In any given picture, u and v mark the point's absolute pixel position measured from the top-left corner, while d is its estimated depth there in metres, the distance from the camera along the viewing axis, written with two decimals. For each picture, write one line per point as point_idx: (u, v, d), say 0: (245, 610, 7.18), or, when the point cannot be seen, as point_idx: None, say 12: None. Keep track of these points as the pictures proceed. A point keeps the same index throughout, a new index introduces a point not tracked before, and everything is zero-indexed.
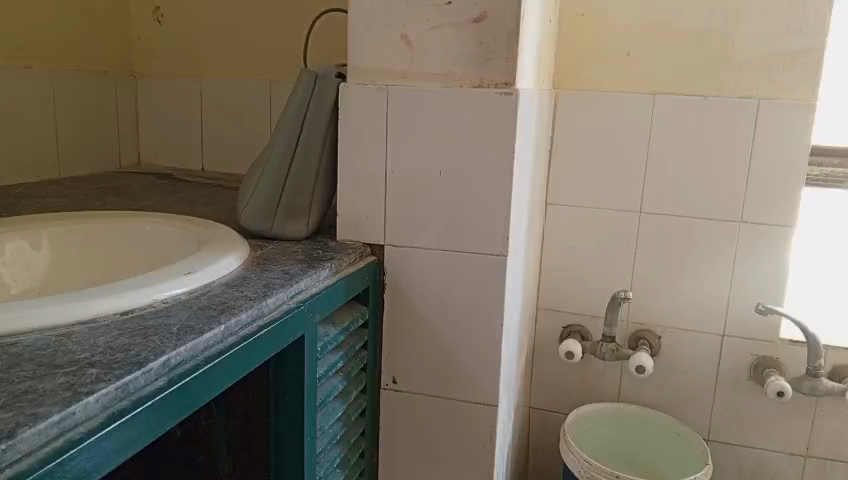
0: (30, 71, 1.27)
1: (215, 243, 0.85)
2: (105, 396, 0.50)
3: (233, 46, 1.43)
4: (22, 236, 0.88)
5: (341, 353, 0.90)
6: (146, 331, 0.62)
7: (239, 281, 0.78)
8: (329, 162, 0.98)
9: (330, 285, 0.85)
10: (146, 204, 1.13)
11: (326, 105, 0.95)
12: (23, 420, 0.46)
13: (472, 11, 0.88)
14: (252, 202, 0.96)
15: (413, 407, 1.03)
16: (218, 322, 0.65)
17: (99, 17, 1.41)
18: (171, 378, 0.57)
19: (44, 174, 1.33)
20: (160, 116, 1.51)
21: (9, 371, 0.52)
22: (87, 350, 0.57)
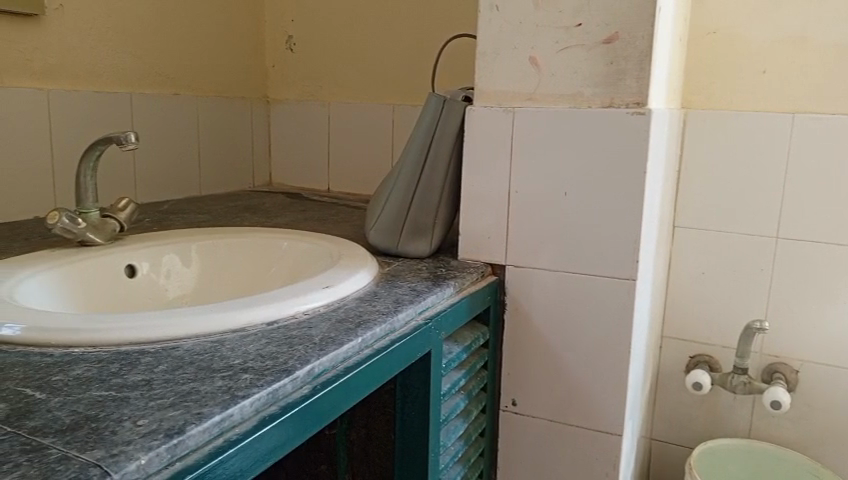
0: (179, 97, 1.39)
1: (347, 259, 0.89)
2: (259, 401, 0.54)
3: (360, 71, 1.50)
4: (175, 248, 0.96)
5: (463, 371, 0.91)
6: (292, 341, 0.65)
7: (371, 297, 0.81)
8: (453, 182, 0.99)
9: (455, 302, 0.87)
10: (280, 222, 1.20)
11: (452, 127, 0.97)
12: (190, 418, 0.50)
13: (603, 32, 0.87)
14: (380, 221, 0.99)
15: (534, 431, 1.02)
16: (355, 334, 0.68)
17: (239, 47, 1.53)
18: (314, 387, 0.60)
19: (188, 192, 1.44)
20: (291, 139, 1.60)
21: (174, 372, 0.57)
22: (240, 356, 0.61)
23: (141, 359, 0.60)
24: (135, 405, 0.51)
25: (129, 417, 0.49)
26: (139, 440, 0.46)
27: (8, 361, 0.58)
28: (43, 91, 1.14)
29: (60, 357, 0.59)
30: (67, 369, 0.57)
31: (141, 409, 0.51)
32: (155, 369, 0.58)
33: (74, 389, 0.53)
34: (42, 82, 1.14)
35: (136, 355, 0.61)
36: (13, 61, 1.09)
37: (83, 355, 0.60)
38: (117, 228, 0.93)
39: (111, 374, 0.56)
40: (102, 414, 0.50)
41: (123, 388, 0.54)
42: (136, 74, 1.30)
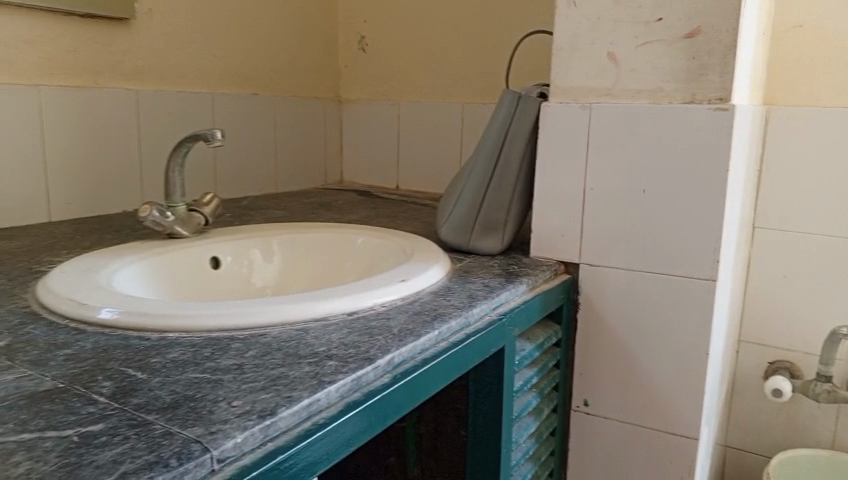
0: (257, 97, 1.44)
1: (420, 255, 0.90)
2: (344, 387, 0.56)
3: (431, 70, 1.51)
4: (256, 242, 0.99)
5: (536, 369, 0.91)
6: (372, 331, 0.67)
7: (446, 291, 0.81)
8: (526, 179, 0.99)
9: (529, 299, 0.87)
10: (353, 219, 1.22)
11: (526, 124, 0.97)
12: (281, 401, 0.52)
13: (685, 27, 0.85)
14: (452, 217, 0.99)
15: (606, 432, 1.01)
16: (433, 326, 0.69)
17: (313, 49, 1.57)
18: (394, 376, 0.61)
19: (264, 189, 1.48)
20: (362, 138, 1.63)
21: (263, 357, 0.60)
22: (323, 344, 0.63)
23: (232, 344, 0.63)
24: (229, 387, 0.54)
25: (224, 398, 0.52)
26: (235, 420, 0.49)
27: (109, 343, 0.62)
28: (133, 92, 1.20)
29: (156, 341, 0.63)
30: (164, 352, 0.60)
31: (235, 390, 0.53)
32: (246, 354, 0.60)
33: (172, 370, 0.56)
34: (131, 83, 1.20)
35: (226, 341, 0.63)
36: (106, 62, 1.16)
37: (177, 340, 0.63)
38: (202, 221, 0.97)
39: (205, 358, 0.59)
40: (199, 394, 0.52)
41: (217, 370, 0.57)
42: (217, 75, 1.35)
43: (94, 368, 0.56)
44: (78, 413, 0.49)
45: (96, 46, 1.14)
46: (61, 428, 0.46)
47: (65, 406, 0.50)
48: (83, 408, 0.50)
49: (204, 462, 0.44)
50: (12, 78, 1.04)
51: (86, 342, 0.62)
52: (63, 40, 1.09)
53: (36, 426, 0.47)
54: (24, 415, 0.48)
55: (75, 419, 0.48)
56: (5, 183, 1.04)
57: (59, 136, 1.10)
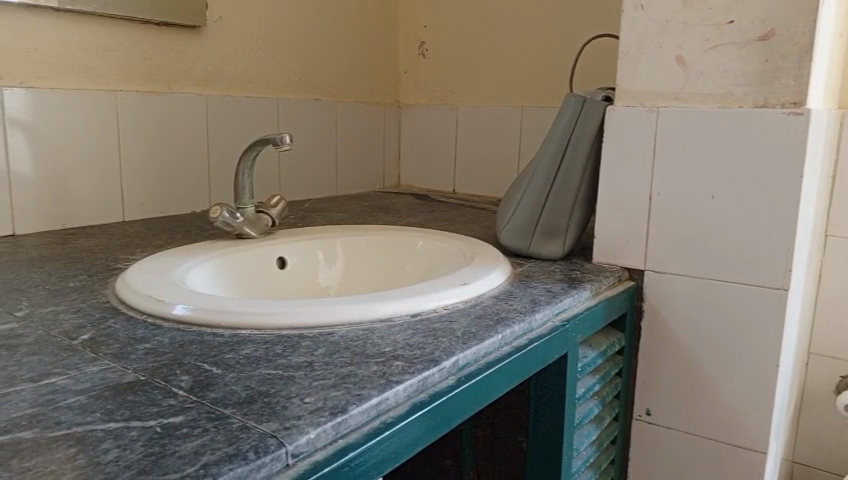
0: (320, 102, 1.47)
1: (481, 258, 0.90)
2: (411, 387, 0.57)
3: (490, 75, 1.51)
4: (320, 244, 1.01)
5: (599, 377, 0.89)
6: (436, 332, 0.68)
7: (508, 295, 0.81)
8: (590, 184, 0.98)
9: (593, 305, 0.85)
10: (412, 222, 1.23)
11: (591, 127, 0.96)
12: (351, 399, 0.53)
13: (758, 29, 0.83)
14: (512, 220, 0.98)
15: (669, 443, 0.99)
16: (497, 329, 0.69)
17: (374, 54, 1.59)
18: (459, 378, 0.62)
19: (325, 192, 1.51)
20: (420, 142, 1.64)
21: (332, 356, 0.61)
22: (390, 344, 0.64)
23: (302, 342, 0.64)
24: (301, 383, 0.55)
25: (297, 395, 0.53)
26: (308, 416, 0.50)
27: (185, 338, 0.64)
28: (203, 96, 1.24)
29: (230, 338, 0.65)
30: (237, 348, 0.62)
31: (307, 387, 0.55)
32: (315, 352, 0.62)
33: (246, 366, 0.58)
34: (201, 89, 1.25)
35: (296, 338, 0.65)
36: (177, 69, 1.20)
37: (249, 337, 0.65)
38: (269, 223, 1.00)
39: (277, 355, 0.61)
40: (272, 390, 0.54)
41: (288, 368, 0.58)
42: (281, 80, 1.39)
43: (172, 362, 0.58)
44: (160, 405, 0.51)
45: (168, 52, 1.18)
46: (145, 418, 0.49)
47: (147, 397, 0.52)
48: (164, 400, 0.52)
49: (279, 456, 0.45)
50: (90, 83, 1.09)
51: (164, 337, 0.64)
52: (138, 47, 1.14)
53: (121, 416, 0.49)
54: (109, 405, 0.50)
55: (157, 410, 0.50)
56: (84, 184, 1.09)
57: (133, 139, 1.14)
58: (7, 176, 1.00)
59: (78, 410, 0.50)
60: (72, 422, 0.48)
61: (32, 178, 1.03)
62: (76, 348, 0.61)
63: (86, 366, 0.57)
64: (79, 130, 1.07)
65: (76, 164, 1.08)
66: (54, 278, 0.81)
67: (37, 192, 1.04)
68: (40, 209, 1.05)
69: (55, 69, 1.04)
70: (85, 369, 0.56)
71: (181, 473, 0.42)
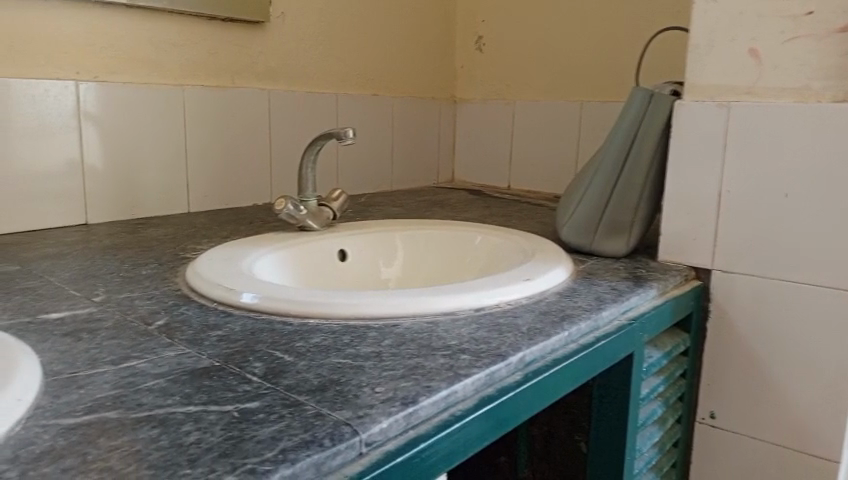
0: (377, 97, 1.47)
1: (543, 254, 0.88)
2: (479, 381, 0.56)
3: (549, 69, 1.50)
4: (380, 238, 1.02)
5: (662, 378, 0.88)
6: (501, 327, 0.67)
7: (572, 291, 0.80)
8: (656, 180, 0.96)
9: (659, 305, 0.84)
10: (469, 217, 1.23)
11: (658, 123, 0.94)
12: (421, 391, 0.53)
13: (840, 20, 0.80)
14: (574, 216, 0.97)
15: (734, 448, 0.96)
16: (563, 326, 0.68)
17: (431, 49, 1.59)
18: (526, 374, 0.61)
19: (380, 187, 1.52)
20: (476, 137, 1.64)
21: (399, 348, 0.61)
22: (455, 337, 0.64)
23: (368, 333, 0.65)
24: (371, 374, 0.56)
25: (367, 384, 0.54)
26: (380, 405, 0.50)
27: (256, 327, 0.65)
28: (266, 91, 1.26)
29: (298, 327, 0.66)
30: (306, 338, 0.63)
31: (376, 377, 0.55)
32: (382, 343, 0.62)
33: (316, 355, 0.59)
34: (263, 84, 1.27)
35: (362, 329, 0.66)
36: (241, 64, 1.23)
37: (317, 326, 0.66)
38: (330, 216, 1.01)
39: (345, 345, 0.62)
40: (343, 379, 0.55)
41: (357, 358, 0.59)
42: (340, 75, 1.40)
43: (245, 350, 0.60)
44: (236, 390, 0.52)
45: (232, 48, 1.21)
46: (222, 403, 0.50)
47: (223, 383, 0.53)
48: (239, 385, 0.53)
49: (354, 444, 0.46)
50: (159, 77, 1.12)
51: (235, 324, 0.66)
52: (204, 43, 1.17)
53: (200, 400, 0.50)
54: (188, 389, 0.52)
55: (233, 396, 0.51)
56: (151, 176, 1.13)
57: (199, 132, 1.17)
58: (81, 167, 1.04)
59: (158, 393, 0.51)
60: (153, 404, 0.49)
61: (104, 169, 1.07)
62: (152, 333, 0.63)
63: (163, 351, 0.59)
64: (148, 123, 1.11)
65: (145, 156, 1.11)
66: (127, 266, 0.83)
67: (109, 183, 1.08)
68: (110, 200, 1.09)
69: (127, 64, 1.08)
70: (162, 354, 0.58)
71: (260, 458, 0.43)
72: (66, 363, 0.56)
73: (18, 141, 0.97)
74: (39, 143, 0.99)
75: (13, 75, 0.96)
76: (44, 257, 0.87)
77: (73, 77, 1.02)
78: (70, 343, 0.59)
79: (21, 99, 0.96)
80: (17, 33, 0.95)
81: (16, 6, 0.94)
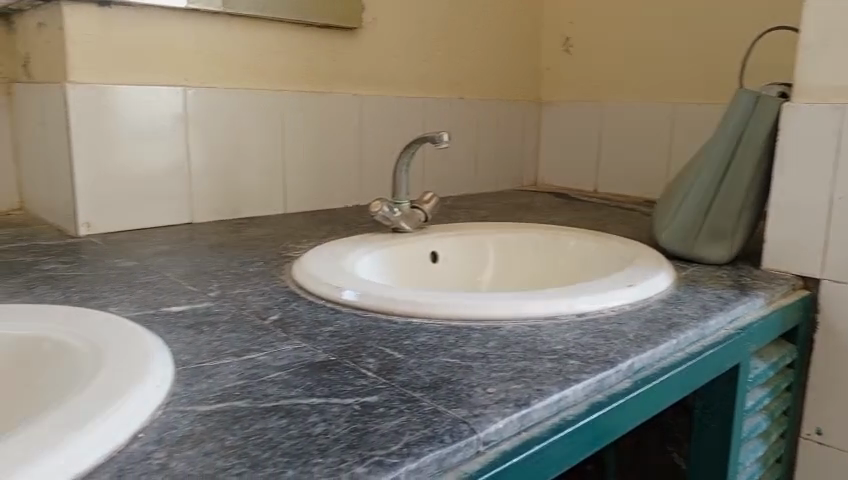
0: (463, 100, 1.49)
1: (643, 260, 0.87)
2: (590, 386, 0.56)
3: (639, 71, 1.47)
4: (472, 240, 1.03)
5: (767, 390, 0.85)
6: (606, 334, 0.66)
7: (676, 299, 0.78)
8: (761, 185, 0.93)
9: (766, 315, 0.81)
10: (559, 220, 1.22)
11: (764, 127, 0.91)
12: (533, 393, 0.53)
13: None
14: (674, 221, 0.95)
15: (843, 467, 0.92)
16: (670, 333, 0.67)
17: (517, 52, 1.59)
18: (634, 381, 0.60)
19: (465, 189, 1.53)
20: (561, 139, 1.62)
21: (505, 350, 0.61)
22: (561, 342, 0.64)
23: (472, 335, 0.65)
24: (481, 374, 0.56)
25: (479, 384, 0.54)
26: (494, 406, 0.51)
27: (363, 324, 0.67)
28: (358, 96, 1.29)
29: (404, 325, 0.67)
30: (413, 336, 0.65)
31: (487, 378, 0.56)
32: (488, 345, 0.63)
33: (424, 354, 0.60)
34: (355, 88, 1.30)
35: (467, 330, 0.67)
36: (336, 69, 1.26)
37: (422, 325, 0.68)
38: (421, 218, 1.02)
39: (451, 345, 0.63)
40: (454, 378, 0.56)
41: (465, 358, 0.60)
42: (429, 79, 1.42)
43: (356, 346, 0.62)
44: (353, 384, 0.54)
45: (328, 54, 1.24)
46: (342, 396, 0.52)
47: (341, 377, 0.55)
48: (356, 380, 0.55)
49: (472, 442, 0.47)
50: (259, 84, 1.16)
51: (344, 321, 0.68)
52: (303, 49, 1.21)
53: (321, 392, 0.52)
54: (308, 382, 0.54)
55: (351, 390, 0.53)
56: (251, 178, 1.17)
57: (296, 135, 1.21)
58: (188, 169, 1.10)
59: (282, 384, 0.54)
60: (279, 395, 0.52)
61: (209, 171, 1.12)
62: (267, 328, 0.66)
63: (280, 345, 0.62)
64: (249, 127, 1.15)
65: (246, 159, 1.16)
66: (235, 263, 0.87)
67: (213, 184, 1.13)
68: (214, 201, 1.14)
69: (231, 71, 1.13)
70: (279, 348, 0.61)
71: (386, 451, 0.44)
72: (193, 354, 0.59)
73: (134, 144, 1.03)
74: (150, 146, 1.05)
75: (131, 83, 1.02)
76: (158, 254, 0.92)
77: (183, 84, 1.07)
78: (193, 335, 0.63)
79: (136, 104, 1.02)
80: (135, 43, 1.02)
81: (134, 19, 1.01)
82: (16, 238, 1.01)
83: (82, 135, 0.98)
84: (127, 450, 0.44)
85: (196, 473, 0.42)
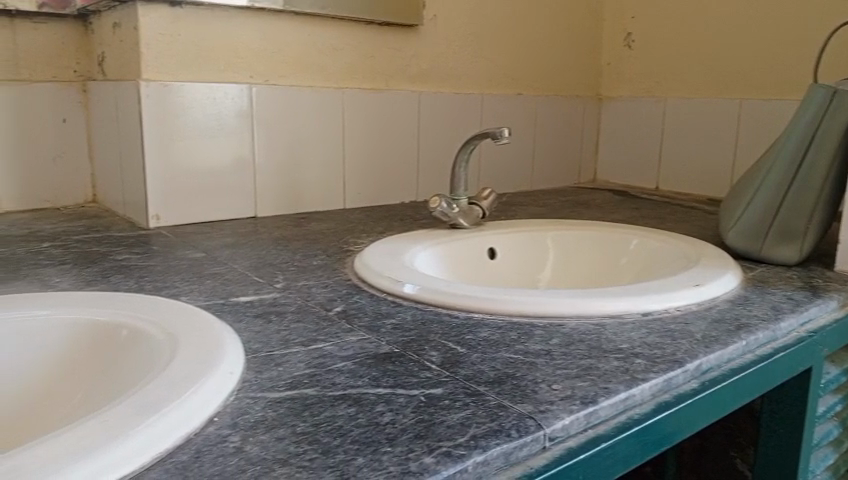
0: (522, 97, 1.48)
1: (709, 260, 0.85)
2: (657, 385, 0.55)
3: (704, 66, 1.44)
4: (532, 237, 1.03)
5: (839, 396, 0.82)
6: (673, 333, 0.65)
7: (744, 300, 0.76)
8: (836, 183, 0.88)
9: (840, 318, 0.78)
10: (619, 218, 1.21)
11: (841, 123, 0.86)
12: (599, 391, 0.53)
13: None
14: (742, 220, 0.93)
15: None
16: (739, 335, 0.65)
17: (577, 47, 1.57)
18: (702, 382, 0.59)
19: (522, 186, 1.52)
20: (621, 136, 1.60)
21: (569, 347, 0.61)
22: (626, 341, 0.63)
23: (534, 331, 0.65)
24: (545, 371, 0.56)
25: (543, 380, 0.54)
26: (560, 402, 0.51)
27: (425, 318, 0.68)
28: (417, 92, 1.30)
29: (465, 320, 0.68)
30: (475, 331, 0.65)
31: (552, 375, 0.55)
32: (551, 341, 0.63)
33: (487, 348, 0.60)
34: (415, 85, 1.31)
35: (528, 326, 0.66)
36: (396, 66, 1.27)
37: (483, 320, 0.68)
38: (480, 214, 1.02)
39: (513, 340, 0.63)
40: (518, 373, 0.56)
41: (529, 354, 0.60)
42: (487, 75, 1.42)
43: (419, 339, 0.62)
44: (418, 376, 0.54)
45: (388, 51, 1.26)
46: (408, 387, 0.52)
47: (406, 369, 0.56)
48: (421, 372, 0.55)
49: (538, 438, 0.46)
50: (321, 81, 1.19)
51: (406, 314, 0.69)
52: (363, 47, 1.22)
53: (387, 383, 0.53)
54: (374, 372, 0.55)
55: (416, 381, 0.54)
56: (312, 174, 1.20)
57: (356, 131, 1.23)
58: (252, 165, 1.12)
59: (349, 374, 0.55)
60: (346, 384, 0.53)
61: (272, 167, 1.15)
62: (332, 319, 0.67)
63: (345, 336, 0.63)
64: (311, 124, 1.17)
65: (308, 155, 1.18)
66: (299, 256, 0.89)
67: (275, 179, 1.16)
68: (277, 196, 1.17)
69: (294, 69, 1.15)
70: (345, 339, 0.62)
71: (453, 442, 0.45)
72: (262, 342, 0.61)
73: (201, 140, 1.07)
74: (216, 142, 1.08)
75: (199, 81, 1.05)
76: (224, 246, 0.95)
77: (248, 81, 1.10)
78: (262, 324, 0.65)
79: (204, 101, 1.06)
80: (204, 43, 1.05)
81: (203, 18, 1.04)
82: (91, 230, 1.06)
83: (153, 131, 1.01)
84: (203, 433, 0.46)
85: (270, 457, 0.43)
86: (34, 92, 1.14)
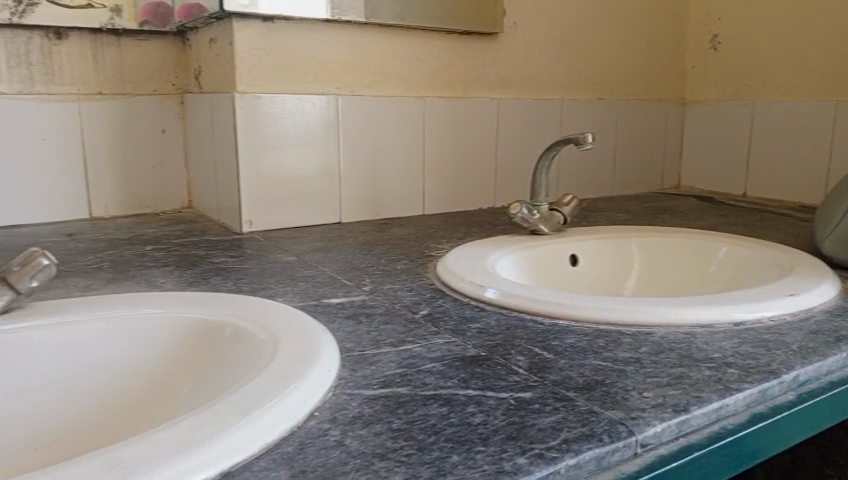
0: (602, 101, 1.46)
1: (804, 269, 0.82)
2: (751, 396, 0.54)
3: (795, 67, 1.38)
4: (615, 244, 1.02)
5: None
6: (767, 344, 0.63)
7: (843, 310, 0.73)
8: None
9: None
10: (705, 225, 1.18)
11: None
12: (692, 400, 0.53)
13: None
14: (839, 227, 0.89)
15: None
16: (839, 346, 0.63)
17: (661, 50, 1.54)
18: (799, 395, 0.58)
19: (602, 192, 1.50)
20: (706, 140, 1.56)
21: (659, 356, 0.61)
22: (717, 350, 0.62)
23: (622, 339, 0.65)
24: (635, 378, 0.56)
25: (634, 388, 0.54)
26: (652, 410, 0.51)
27: (510, 322, 0.69)
28: (496, 99, 1.31)
29: (550, 326, 0.68)
30: (561, 337, 0.66)
31: (642, 382, 0.55)
32: (640, 349, 0.62)
33: (575, 355, 0.61)
34: (495, 92, 1.32)
35: (616, 334, 0.66)
36: (476, 74, 1.29)
37: (569, 327, 0.68)
38: (561, 221, 1.01)
39: (601, 348, 0.63)
40: (608, 380, 0.56)
41: (617, 361, 0.60)
42: (567, 81, 1.42)
43: (506, 344, 0.64)
44: (507, 380, 0.56)
45: (468, 59, 1.27)
46: (497, 390, 0.54)
47: (495, 372, 0.57)
48: (509, 375, 0.57)
49: (630, 444, 0.47)
50: (404, 90, 1.22)
51: (490, 319, 0.70)
52: (444, 56, 1.25)
53: (476, 385, 0.55)
54: (463, 374, 0.57)
55: (505, 385, 0.55)
56: (394, 180, 1.23)
57: (437, 138, 1.26)
58: (337, 172, 1.16)
59: (439, 375, 0.57)
60: (437, 384, 0.55)
61: (356, 174, 1.19)
62: (420, 321, 0.69)
63: (433, 339, 0.65)
64: (395, 132, 1.21)
65: (391, 162, 1.21)
66: (384, 260, 0.92)
67: (360, 186, 1.19)
68: (361, 202, 1.20)
69: (378, 79, 1.19)
70: (433, 341, 0.64)
71: (546, 445, 0.45)
72: (355, 342, 0.63)
73: (291, 148, 1.11)
74: (304, 150, 1.13)
75: (289, 92, 1.10)
76: (313, 250, 0.99)
77: (334, 92, 1.14)
78: (354, 325, 0.68)
79: (293, 112, 1.10)
80: (294, 56, 1.10)
81: (294, 33, 1.09)
82: (189, 234, 1.13)
83: (247, 140, 1.07)
84: (305, 427, 0.48)
85: (369, 451, 0.45)
86: (138, 105, 1.22)
